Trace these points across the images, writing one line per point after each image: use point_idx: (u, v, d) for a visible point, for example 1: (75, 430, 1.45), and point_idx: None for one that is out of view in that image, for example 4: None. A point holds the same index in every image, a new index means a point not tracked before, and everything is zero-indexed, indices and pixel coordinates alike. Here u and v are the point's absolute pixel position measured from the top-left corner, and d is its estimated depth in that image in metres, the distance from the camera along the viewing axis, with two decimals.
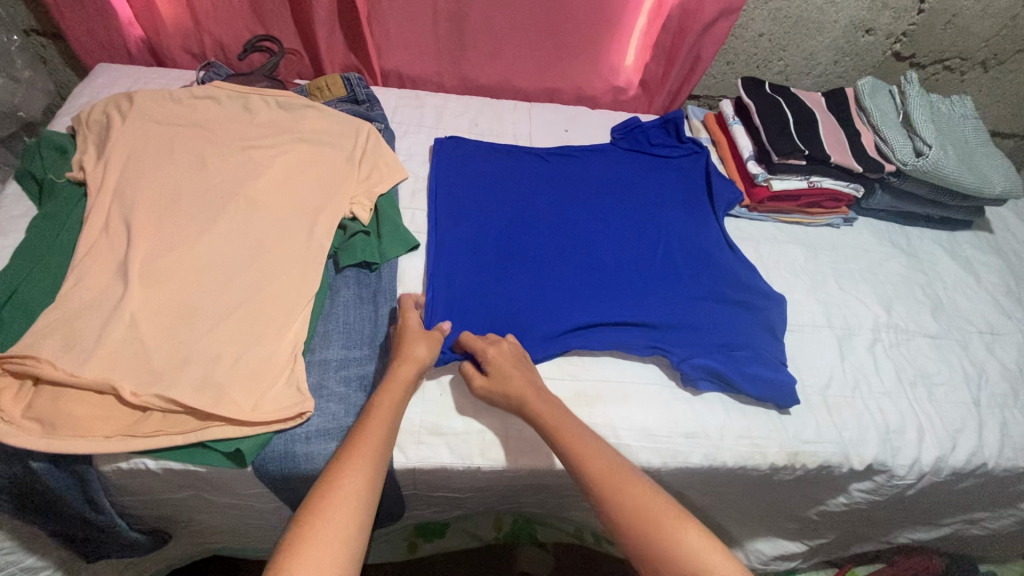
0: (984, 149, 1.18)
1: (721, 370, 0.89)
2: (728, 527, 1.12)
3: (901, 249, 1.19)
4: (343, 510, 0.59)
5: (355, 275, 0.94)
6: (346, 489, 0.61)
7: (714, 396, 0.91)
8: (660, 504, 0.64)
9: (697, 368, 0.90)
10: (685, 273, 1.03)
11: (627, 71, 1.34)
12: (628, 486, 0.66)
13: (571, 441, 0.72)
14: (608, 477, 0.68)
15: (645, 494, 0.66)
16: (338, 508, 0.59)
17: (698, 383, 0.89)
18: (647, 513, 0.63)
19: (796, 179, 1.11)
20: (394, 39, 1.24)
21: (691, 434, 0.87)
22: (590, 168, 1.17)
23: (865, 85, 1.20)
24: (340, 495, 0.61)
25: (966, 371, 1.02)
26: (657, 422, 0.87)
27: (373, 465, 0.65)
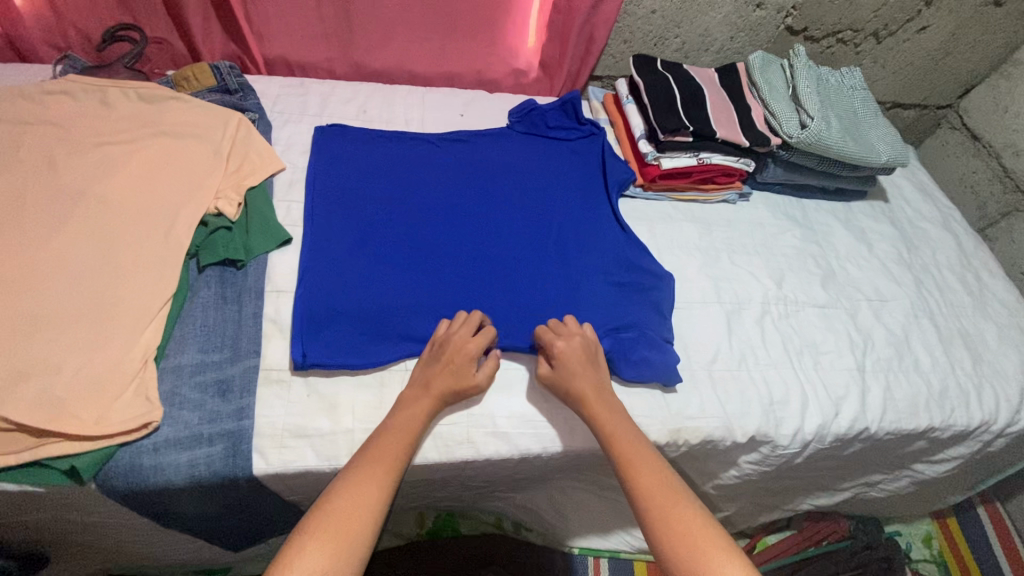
0: (870, 119, 1.19)
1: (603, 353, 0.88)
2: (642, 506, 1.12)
3: (796, 221, 1.20)
4: (353, 514, 0.64)
5: (218, 274, 0.89)
6: (360, 497, 0.66)
7: None
8: (697, 524, 0.65)
9: None
10: (575, 257, 1.02)
11: (526, 52, 1.31)
12: (670, 504, 0.67)
13: (626, 452, 0.74)
14: (650, 496, 0.69)
15: (685, 512, 0.66)
16: (348, 514, 0.64)
17: None
18: (684, 532, 0.65)
19: (685, 156, 1.11)
20: (275, 25, 1.18)
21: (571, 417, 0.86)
22: (485, 152, 1.14)
23: (756, 59, 1.20)
24: (355, 502, 0.65)
25: (852, 339, 1.04)
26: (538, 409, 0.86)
27: (390, 475, 0.69)
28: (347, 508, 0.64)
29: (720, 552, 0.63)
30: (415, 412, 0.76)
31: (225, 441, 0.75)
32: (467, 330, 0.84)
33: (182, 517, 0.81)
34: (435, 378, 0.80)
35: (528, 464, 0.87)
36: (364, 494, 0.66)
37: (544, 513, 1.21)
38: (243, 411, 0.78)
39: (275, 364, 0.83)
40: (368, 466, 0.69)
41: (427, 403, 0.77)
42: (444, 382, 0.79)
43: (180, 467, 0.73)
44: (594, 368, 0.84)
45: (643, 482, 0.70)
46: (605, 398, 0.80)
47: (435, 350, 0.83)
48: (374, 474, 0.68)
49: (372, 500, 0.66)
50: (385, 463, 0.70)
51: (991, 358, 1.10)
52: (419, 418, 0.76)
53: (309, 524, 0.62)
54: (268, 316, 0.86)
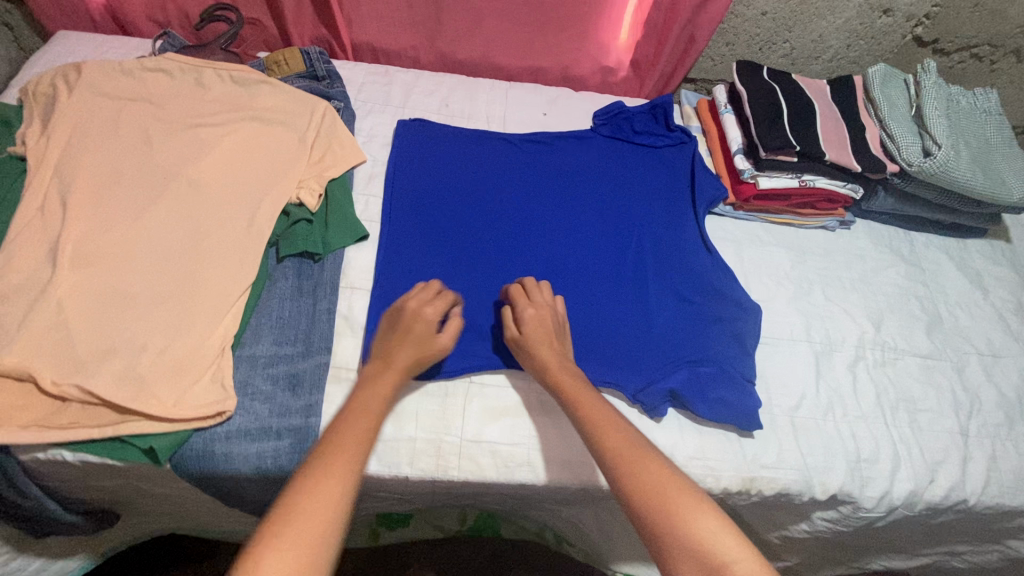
0: (1004, 150, 1.06)
1: (680, 389, 0.83)
2: None
3: (901, 257, 1.09)
4: (320, 514, 0.50)
5: (296, 265, 0.90)
6: (321, 496, 0.51)
7: (671, 414, 0.85)
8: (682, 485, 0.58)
9: (657, 393, 0.83)
10: (652, 278, 0.96)
11: (617, 50, 1.24)
12: (650, 466, 0.59)
13: None
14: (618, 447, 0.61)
15: (660, 470, 0.59)
16: None
17: (658, 406, 0.82)
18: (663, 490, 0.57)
19: (786, 177, 1.02)
20: (366, 11, 1.16)
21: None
22: (565, 157, 1.09)
23: (876, 72, 1.09)
24: (314, 499, 0.51)
25: (956, 397, 0.93)
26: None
27: (353, 467, 0.55)
28: (312, 507, 0.50)
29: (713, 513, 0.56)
30: (365, 392, 0.65)
31: (292, 437, 0.76)
32: (422, 298, 0.75)
33: (247, 503, 0.83)
34: (385, 355, 0.70)
35: (586, 492, 0.84)
36: (328, 491, 0.52)
37: (589, 532, 1.19)
38: (311, 408, 0.78)
39: (344, 362, 0.82)
40: (326, 460, 0.54)
41: (376, 380, 0.66)
42: (401, 356, 0.69)
43: (248, 458, 0.75)
44: (562, 338, 0.79)
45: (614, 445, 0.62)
46: (565, 364, 0.74)
47: (395, 320, 0.74)
48: (334, 468, 0.54)
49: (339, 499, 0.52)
50: (347, 452, 0.56)
51: None
52: (377, 399, 0.64)
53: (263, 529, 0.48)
54: (341, 312, 0.86)
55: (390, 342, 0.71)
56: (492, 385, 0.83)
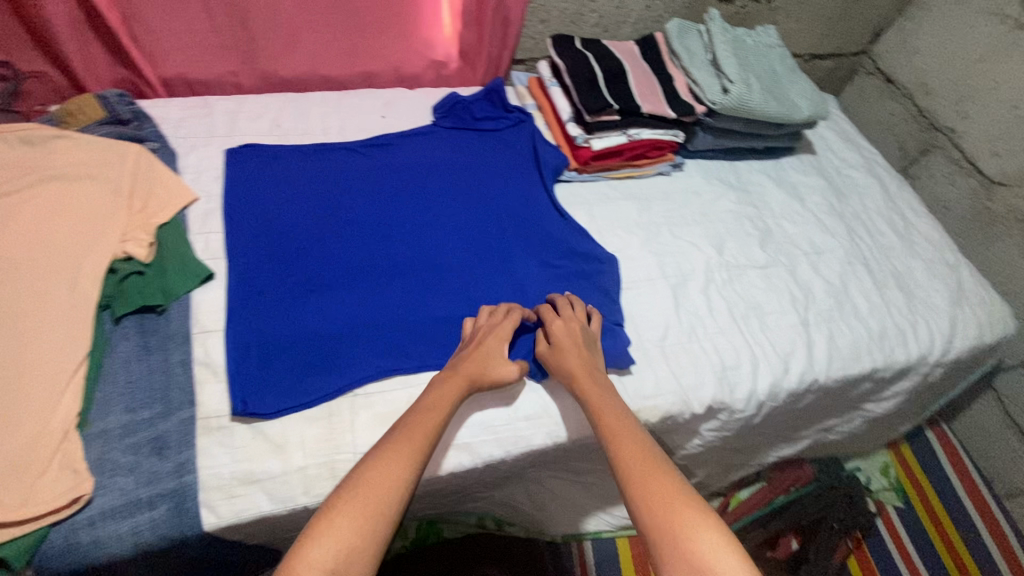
0: (788, 76, 1.21)
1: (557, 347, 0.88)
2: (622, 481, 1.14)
3: (730, 185, 1.22)
4: (376, 499, 0.63)
5: (138, 323, 0.83)
6: (378, 486, 0.64)
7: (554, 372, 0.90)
8: (670, 488, 0.64)
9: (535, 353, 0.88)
10: (517, 253, 1.00)
11: (443, 42, 1.27)
12: (646, 465, 0.67)
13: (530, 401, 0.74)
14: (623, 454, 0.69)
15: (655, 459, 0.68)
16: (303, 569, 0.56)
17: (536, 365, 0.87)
18: (650, 483, 0.65)
19: (615, 135, 1.10)
20: (167, 42, 1.10)
21: (535, 415, 0.85)
22: (411, 153, 1.10)
23: (673, 27, 1.20)
24: (377, 485, 0.64)
25: (793, 294, 1.07)
26: (528, 396, 0.87)
27: (413, 465, 0.67)
28: (372, 490, 0.63)
29: (690, 510, 0.61)
30: (432, 397, 0.76)
31: (168, 501, 0.71)
32: (498, 317, 0.87)
33: None
34: (453, 367, 0.80)
35: (494, 468, 0.86)
36: (391, 475, 0.65)
37: (524, 509, 1.21)
38: (184, 466, 0.73)
39: (213, 410, 0.77)
40: (391, 451, 0.67)
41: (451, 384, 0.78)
42: (463, 369, 0.80)
43: (122, 537, 0.69)
44: (590, 351, 0.85)
45: (624, 449, 0.70)
46: (593, 374, 0.81)
47: (466, 343, 0.84)
48: (397, 459, 0.67)
49: (391, 491, 0.64)
50: (410, 450, 0.68)
51: (923, 293, 1.15)
52: (450, 398, 0.76)
53: (331, 507, 0.61)
54: (199, 360, 0.81)
55: (461, 357, 0.82)
56: (376, 393, 0.83)
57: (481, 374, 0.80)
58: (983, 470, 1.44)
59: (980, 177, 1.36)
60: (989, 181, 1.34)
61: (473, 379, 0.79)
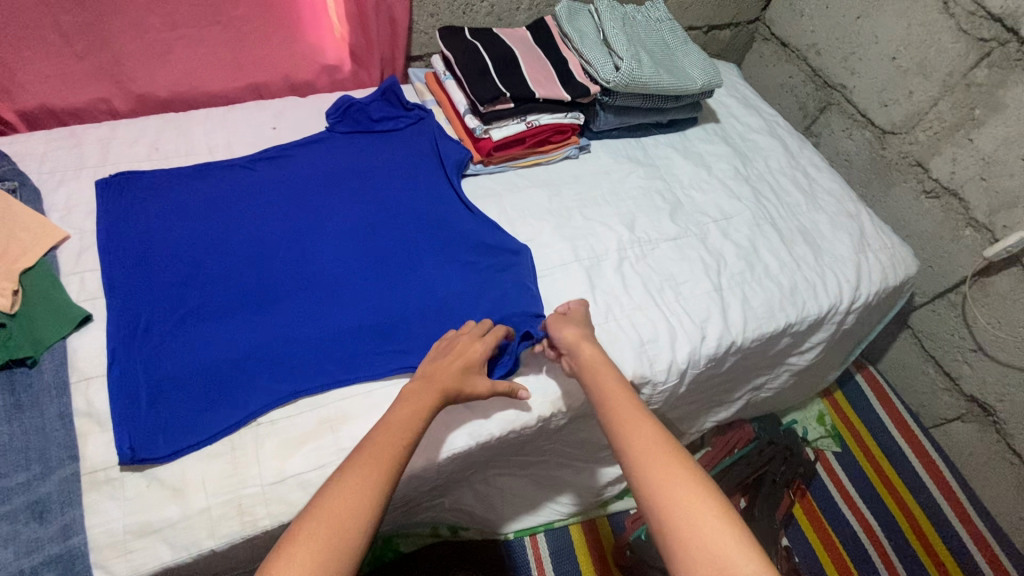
0: (680, 48, 1.23)
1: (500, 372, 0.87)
2: (569, 467, 1.16)
3: (638, 161, 1.23)
4: (345, 516, 0.60)
5: (5, 379, 0.75)
6: (345, 505, 0.61)
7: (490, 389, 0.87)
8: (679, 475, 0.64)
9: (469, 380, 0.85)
10: (424, 255, 0.98)
11: (332, 46, 1.22)
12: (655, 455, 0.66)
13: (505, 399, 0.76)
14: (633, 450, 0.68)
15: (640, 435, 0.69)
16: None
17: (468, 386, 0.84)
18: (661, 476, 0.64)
19: (514, 123, 1.09)
20: (21, 73, 1.02)
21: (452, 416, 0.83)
22: (307, 163, 1.05)
23: (562, 10, 1.19)
24: (346, 501, 0.61)
25: (705, 262, 1.08)
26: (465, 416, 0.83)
27: (381, 480, 0.64)
28: (342, 509, 0.60)
29: (700, 502, 0.61)
30: (404, 409, 0.73)
31: (55, 569, 0.65)
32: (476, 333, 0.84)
33: None
34: (432, 372, 0.78)
35: (421, 478, 0.84)
36: (358, 492, 0.62)
37: (476, 510, 1.17)
38: (71, 527, 0.67)
39: (100, 463, 0.72)
40: (362, 465, 0.64)
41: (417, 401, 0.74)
42: (438, 380, 0.77)
43: None
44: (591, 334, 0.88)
45: (634, 442, 0.68)
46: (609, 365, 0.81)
47: (440, 353, 0.82)
48: (366, 475, 0.64)
49: (360, 507, 0.61)
50: (376, 466, 0.65)
51: (830, 246, 1.18)
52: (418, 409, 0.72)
53: (298, 527, 0.59)
54: (80, 411, 0.75)
55: (440, 364, 0.79)
56: (282, 418, 0.79)
57: (458, 380, 0.77)
58: (910, 405, 1.52)
59: (874, 128, 1.42)
60: (881, 131, 1.40)
61: (447, 393, 0.76)
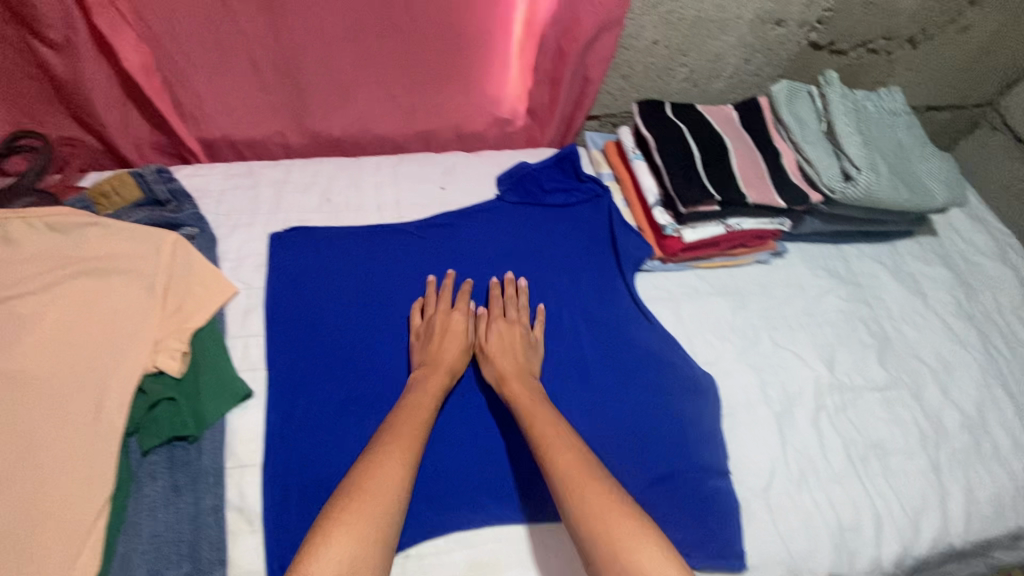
0: (917, 150, 1.03)
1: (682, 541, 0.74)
2: None
3: (839, 278, 1.05)
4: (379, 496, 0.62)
5: (167, 454, 0.73)
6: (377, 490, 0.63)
7: None
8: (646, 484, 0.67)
9: None
10: (593, 367, 0.87)
11: (509, 98, 1.12)
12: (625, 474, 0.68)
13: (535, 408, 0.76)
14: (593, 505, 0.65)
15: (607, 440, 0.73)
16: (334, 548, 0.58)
17: None
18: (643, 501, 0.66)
19: (711, 225, 0.93)
20: (210, 103, 1.00)
21: None
22: (475, 236, 0.99)
23: (780, 91, 1.02)
24: (374, 495, 0.62)
25: (921, 430, 0.90)
26: None
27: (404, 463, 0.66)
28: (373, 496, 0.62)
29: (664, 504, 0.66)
30: (418, 393, 0.75)
31: None
32: (448, 308, 0.86)
33: None
34: (429, 359, 0.80)
35: None
36: (385, 483, 0.64)
37: None
38: None
39: (247, 570, 0.67)
40: (379, 459, 0.66)
41: (423, 385, 0.77)
42: (441, 360, 0.80)
43: None
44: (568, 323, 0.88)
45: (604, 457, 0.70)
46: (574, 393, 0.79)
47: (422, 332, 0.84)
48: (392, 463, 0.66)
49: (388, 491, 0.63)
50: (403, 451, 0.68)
51: None
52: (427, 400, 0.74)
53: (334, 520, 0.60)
54: (232, 503, 0.71)
55: (430, 350, 0.81)
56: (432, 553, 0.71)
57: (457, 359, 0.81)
58: None
59: None
60: None
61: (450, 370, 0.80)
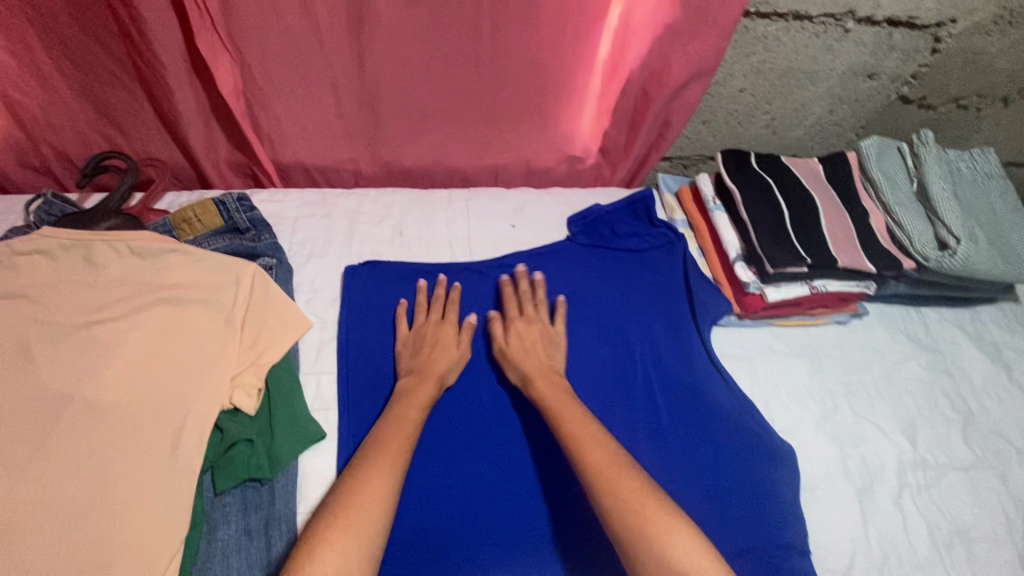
0: (1009, 216, 0.97)
1: None
2: None
3: (919, 344, 1.01)
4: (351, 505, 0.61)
5: (240, 495, 0.73)
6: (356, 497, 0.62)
7: None
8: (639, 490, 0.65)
9: None
10: (668, 428, 0.85)
11: (583, 136, 1.09)
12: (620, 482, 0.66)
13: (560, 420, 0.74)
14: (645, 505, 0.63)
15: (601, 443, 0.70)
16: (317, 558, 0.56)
17: None
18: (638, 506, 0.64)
19: (796, 285, 0.90)
20: (288, 127, 0.99)
21: None
22: (548, 279, 0.97)
23: (869, 148, 0.99)
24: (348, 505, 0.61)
25: (1009, 517, 0.85)
26: None
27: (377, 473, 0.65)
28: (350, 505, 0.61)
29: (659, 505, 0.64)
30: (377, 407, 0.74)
31: None
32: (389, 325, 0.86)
33: None
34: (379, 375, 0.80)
35: None
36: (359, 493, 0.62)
37: None
38: None
39: None
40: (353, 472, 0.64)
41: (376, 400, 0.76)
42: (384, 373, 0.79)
43: None
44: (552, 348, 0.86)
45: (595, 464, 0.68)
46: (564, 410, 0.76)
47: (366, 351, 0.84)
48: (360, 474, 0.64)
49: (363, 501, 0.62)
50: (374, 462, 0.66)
51: None
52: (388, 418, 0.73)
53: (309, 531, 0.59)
54: None
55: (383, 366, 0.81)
56: None
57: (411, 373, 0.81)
58: None
59: None
60: None
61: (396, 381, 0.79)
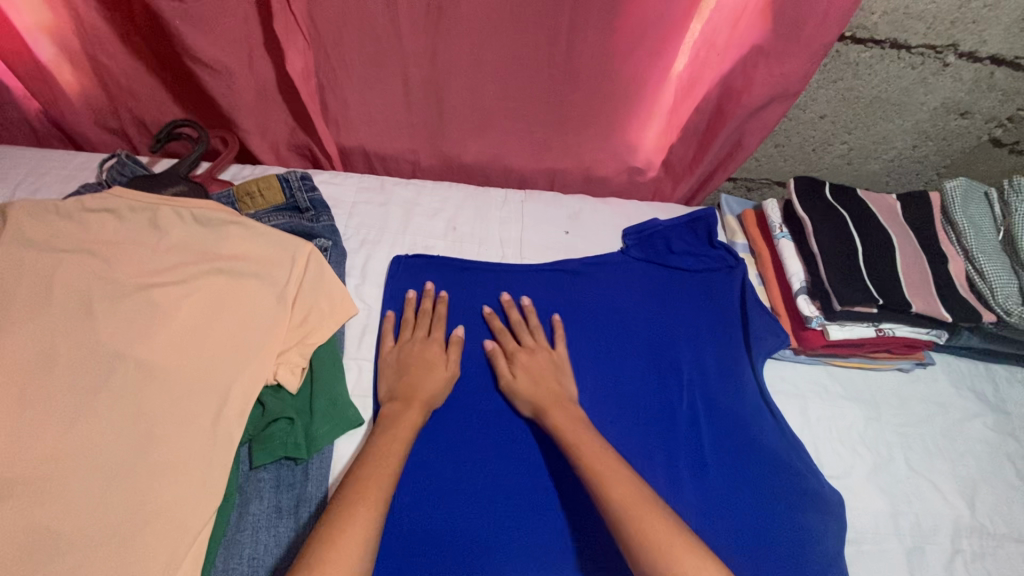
0: None
1: None
2: None
3: (986, 402, 0.94)
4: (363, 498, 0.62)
5: (273, 472, 0.73)
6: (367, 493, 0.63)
7: None
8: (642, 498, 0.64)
9: None
10: (711, 459, 0.81)
11: (647, 148, 1.06)
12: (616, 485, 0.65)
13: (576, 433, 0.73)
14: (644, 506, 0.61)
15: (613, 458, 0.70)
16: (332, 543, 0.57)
17: None
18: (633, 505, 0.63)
19: (861, 326, 0.87)
20: (355, 112, 1.00)
21: None
22: (599, 291, 0.95)
23: (957, 188, 0.93)
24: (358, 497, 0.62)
25: None
26: None
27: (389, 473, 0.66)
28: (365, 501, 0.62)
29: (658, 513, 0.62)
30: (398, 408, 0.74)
31: None
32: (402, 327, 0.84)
33: None
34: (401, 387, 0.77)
35: None
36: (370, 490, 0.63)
37: None
38: None
39: None
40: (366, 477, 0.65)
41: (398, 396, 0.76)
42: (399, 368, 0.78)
43: None
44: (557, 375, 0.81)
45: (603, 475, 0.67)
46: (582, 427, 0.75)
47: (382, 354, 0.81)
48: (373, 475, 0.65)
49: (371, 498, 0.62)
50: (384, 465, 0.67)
51: None
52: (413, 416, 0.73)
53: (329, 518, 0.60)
54: None
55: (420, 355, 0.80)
56: None
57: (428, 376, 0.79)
58: None
59: None
60: None
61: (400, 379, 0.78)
